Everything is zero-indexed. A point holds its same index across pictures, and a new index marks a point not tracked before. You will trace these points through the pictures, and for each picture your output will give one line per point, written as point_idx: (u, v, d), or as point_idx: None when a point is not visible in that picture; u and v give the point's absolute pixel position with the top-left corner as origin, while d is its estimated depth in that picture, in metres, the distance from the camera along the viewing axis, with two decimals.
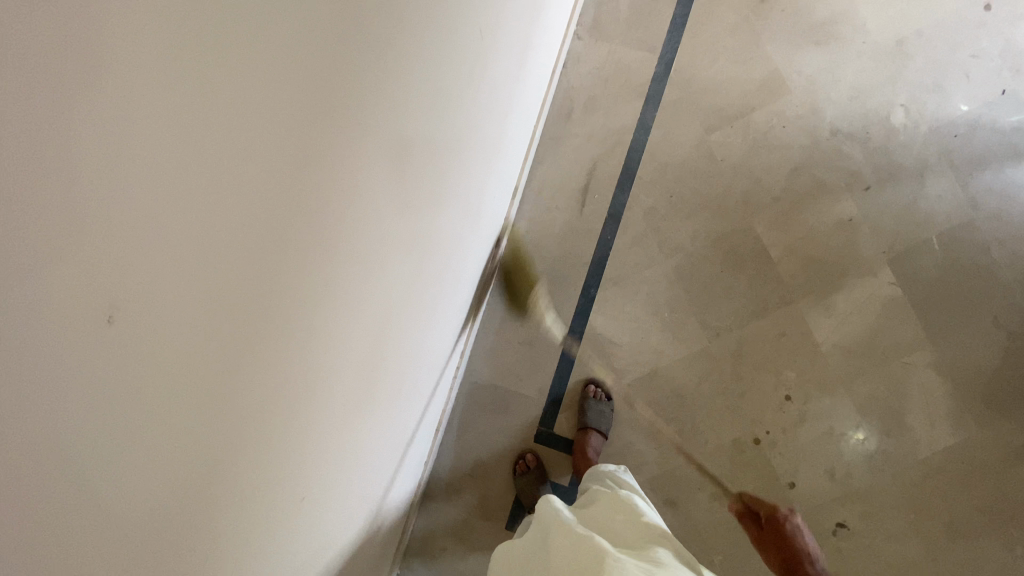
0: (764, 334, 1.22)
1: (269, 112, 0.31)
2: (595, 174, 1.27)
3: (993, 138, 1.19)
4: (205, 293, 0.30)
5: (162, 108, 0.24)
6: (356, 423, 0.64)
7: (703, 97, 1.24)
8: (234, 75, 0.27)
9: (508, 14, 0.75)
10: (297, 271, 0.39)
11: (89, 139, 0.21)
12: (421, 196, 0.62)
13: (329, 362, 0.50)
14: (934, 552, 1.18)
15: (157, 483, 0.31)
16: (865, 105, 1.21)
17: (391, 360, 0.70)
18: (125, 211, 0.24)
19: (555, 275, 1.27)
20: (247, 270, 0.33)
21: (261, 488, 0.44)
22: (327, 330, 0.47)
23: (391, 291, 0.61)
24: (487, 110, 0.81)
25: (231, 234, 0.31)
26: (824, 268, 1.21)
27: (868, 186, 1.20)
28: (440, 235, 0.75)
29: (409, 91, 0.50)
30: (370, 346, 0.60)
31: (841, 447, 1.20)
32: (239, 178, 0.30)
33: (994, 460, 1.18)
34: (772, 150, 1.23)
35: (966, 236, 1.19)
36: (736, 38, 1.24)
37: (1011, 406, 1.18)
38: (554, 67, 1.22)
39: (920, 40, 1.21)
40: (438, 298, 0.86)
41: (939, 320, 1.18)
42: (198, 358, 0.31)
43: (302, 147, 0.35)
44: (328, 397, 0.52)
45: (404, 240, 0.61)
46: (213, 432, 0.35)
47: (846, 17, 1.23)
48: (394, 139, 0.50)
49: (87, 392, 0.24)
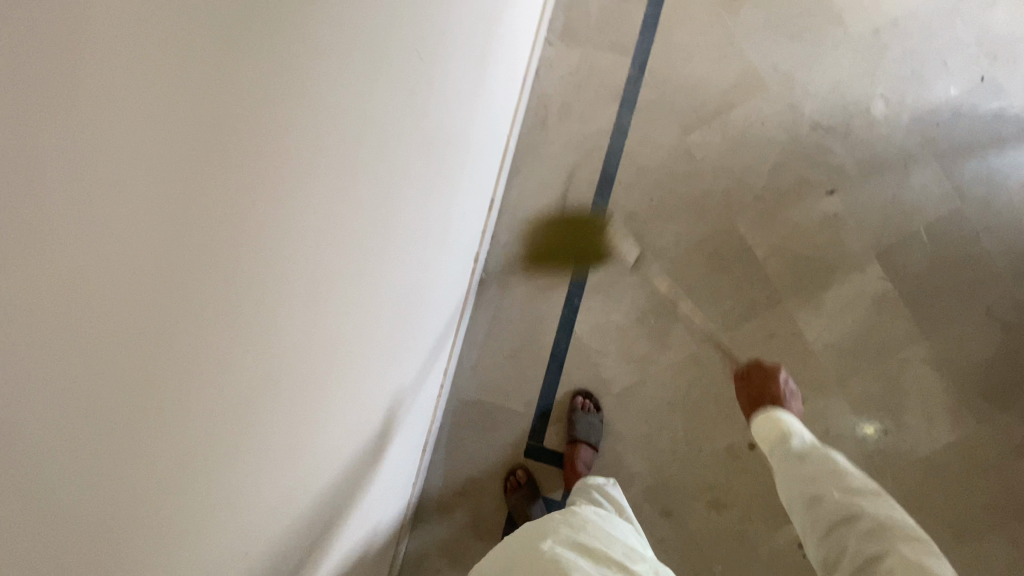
0: (754, 336, 1.19)
1: (205, 122, 0.31)
2: (573, 181, 1.24)
3: (976, 125, 1.17)
4: (132, 301, 0.30)
5: (102, 118, 0.25)
6: (321, 444, 0.61)
7: (679, 98, 1.22)
8: (177, 89, 0.29)
9: (466, 15, 0.73)
10: (229, 280, 0.38)
11: (33, 143, 0.23)
12: (379, 206, 0.60)
13: (277, 379, 0.48)
14: (939, 553, 1.14)
15: (80, 495, 0.30)
16: (843, 97, 1.19)
17: (360, 377, 0.68)
18: (65, 202, 0.25)
19: (537, 285, 1.24)
20: (172, 281, 0.32)
21: (213, 506, 0.43)
22: (270, 345, 0.45)
23: (350, 305, 0.59)
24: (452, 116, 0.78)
25: (158, 241, 0.30)
26: (811, 265, 1.18)
27: (852, 180, 1.18)
28: (407, 250, 0.72)
29: (350, 99, 0.48)
30: (330, 363, 0.58)
31: (838, 448, 1.17)
32: (174, 185, 0.30)
33: (996, 455, 1.15)
34: (752, 148, 1.20)
35: (954, 226, 1.16)
36: (709, 36, 1.22)
37: (1009, 398, 1.15)
38: (526, 73, 1.20)
39: (896, 29, 1.19)
40: (413, 310, 0.83)
41: (931, 314, 1.16)
42: (129, 366, 0.31)
43: (235, 152, 0.35)
44: (279, 416, 0.50)
45: (364, 260, 0.59)
46: (143, 444, 0.34)
47: (820, 9, 1.21)
48: (337, 148, 0.48)
49: (12, 396, 0.25)
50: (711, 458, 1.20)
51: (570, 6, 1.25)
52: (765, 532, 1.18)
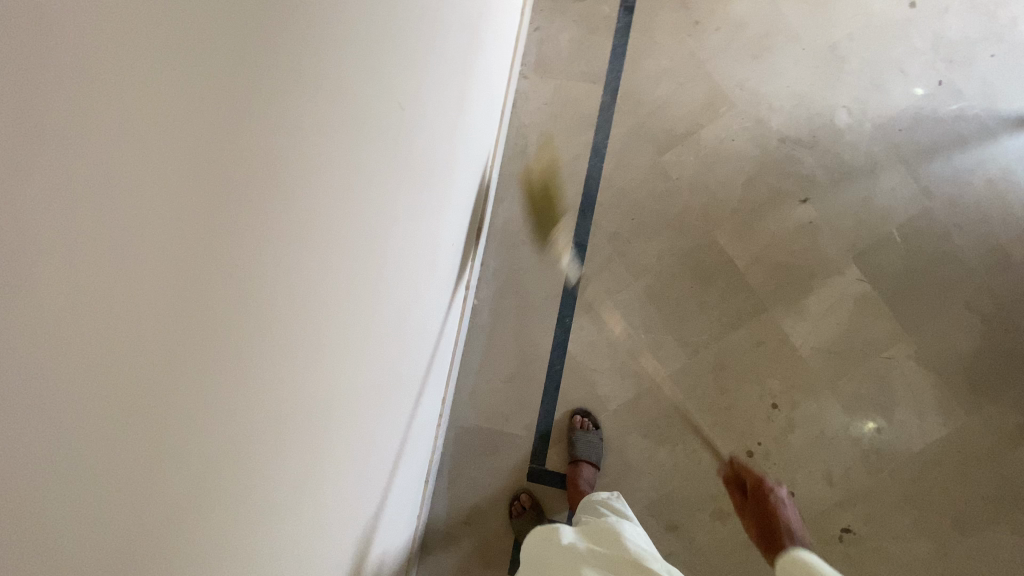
0: (742, 345, 1.22)
1: (233, 110, 0.31)
2: (555, 206, 1.28)
3: (936, 128, 1.22)
4: (169, 298, 0.29)
5: (135, 99, 0.24)
6: (334, 464, 0.62)
7: (652, 120, 1.27)
8: (204, 70, 0.28)
9: (448, 45, 0.76)
10: (255, 285, 0.37)
11: (74, 121, 0.22)
12: (378, 228, 0.62)
13: (298, 394, 0.48)
14: (943, 547, 1.15)
15: (124, 510, 0.29)
16: (808, 110, 1.24)
17: (365, 397, 0.68)
18: (103, 194, 0.24)
19: (528, 309, 1.27)
20: (205, 278, 0.32)
21: (245, 509, 0.43)
22: (292, 360, 0.46)
23: (356, 324, 0.60)
24: (439, 142, 0.81)
25: (191, 235, 0.30)
26: (792, 272, 1.21)
27: (823, 187, 1.22)
28: (401, 271, 0.74)
29: (354, 121, 0.50)
30: (341, 379, 0.58)
31: (834, 450, 1.18)
32: (203, 172, 0.30)
33: (989, 445, 1.17)
34: (726, 164, 1.25)
35: (926, 225, 1.20)
36: (676, 60, 1.28)
37: (996, 389, 1.18)
38: (505, 106, 1.25)
39: (852, 43, 1.25)
40: (410, 330, 0.85)
41: (912, 311, 1.19)
42: (167, 367, 0.30)
43: (259, 147, 0.35)
44: (301, 432, 0.50)
45: (365, 267, 0.59)
46: (179, 455, 0.32)
47: (778, 29, 1.27)
48: (343, 169, 0.49)
49: (57, 403, 0.23)
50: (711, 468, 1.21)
51: (541, 41, 1.31)
52: None
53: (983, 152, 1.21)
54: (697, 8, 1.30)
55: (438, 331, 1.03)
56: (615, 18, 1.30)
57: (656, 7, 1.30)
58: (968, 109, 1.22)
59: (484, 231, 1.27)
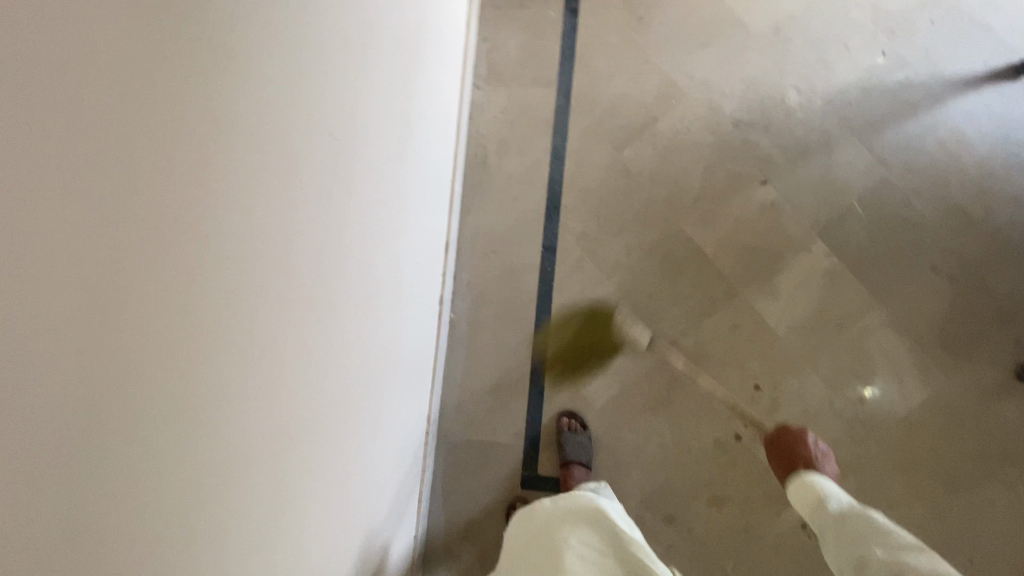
0: (719, 330, 1.23)
1: (174, 99, 0.33)
2: (522, 212, 1.29)
3: (884, 98, 1.24)
4: (128, 275, 0.31)
5: (83, 85, 0.27)
6: (319, 469, 0.61)
7: (608, 118, 1.29)
8: (145, 61, 0.31)
9: (386, 45, 0.76)
10: (206, 274, 0.38)
11: (31, 99, 0.24)
12: (333, 228, 0.61)
13: (266, 393, 0.48)
14: (937, 509, 1.16)
15: (102, 478, 0.30)
16: (758, 92, 1.26)
17: (342, 402, 0.67)
18: (62, 170, 0.26)
19: (506, 317, 1.27)
20: (159, 260, 0.33)
21: (222, 510, 0.42)
22: (253, 358, 0.45)
23: (320, 327, 0.59)
24: (390, 143, 0.81)
25: (143, 216, 0.32)
26: (760, 253, 1.23)
27: (781, 167, 1.24)
28: (364, 274, 0.73)
29: (291, 120, 0.50)
30: (313, 382, 0.58)
31: (820, 424, 1.19)
32: (151, 158, 0.32)
33: (970, 403, 1.18)
34: (684, 153, 1.26)
35: (885, 194, 1.22)
36: (624, 57, 1.30)
37: (970, 347, 1.19)
38: (461, 117, 1.25)
39: (795, 22, 1.27)
40: (382, 333, 0.84)
41: (881, 279, 1.20)
42: (132, 343, 0.31)
43: (202, 134, 0.36)
44: (274, 431, 0.50)
45: (324, 265, 0.59)
46: (151, 433, 0.33)
47: (722, 16, 1.29)
48: (284, 167, 0.49)
49: (32, 364, 0.25)
50: (702, 456, 1.21)
51: (491, 50, 1.32)
52: (768, 519, 1.19)
53: (933, 116, 1.24)
54: (641, 3, 1.31)
55: (414, 326, 1.02)
56: (562, 21, 1.32)
57: (600, 7, 1.32)
58: (913, 76, 1.24)
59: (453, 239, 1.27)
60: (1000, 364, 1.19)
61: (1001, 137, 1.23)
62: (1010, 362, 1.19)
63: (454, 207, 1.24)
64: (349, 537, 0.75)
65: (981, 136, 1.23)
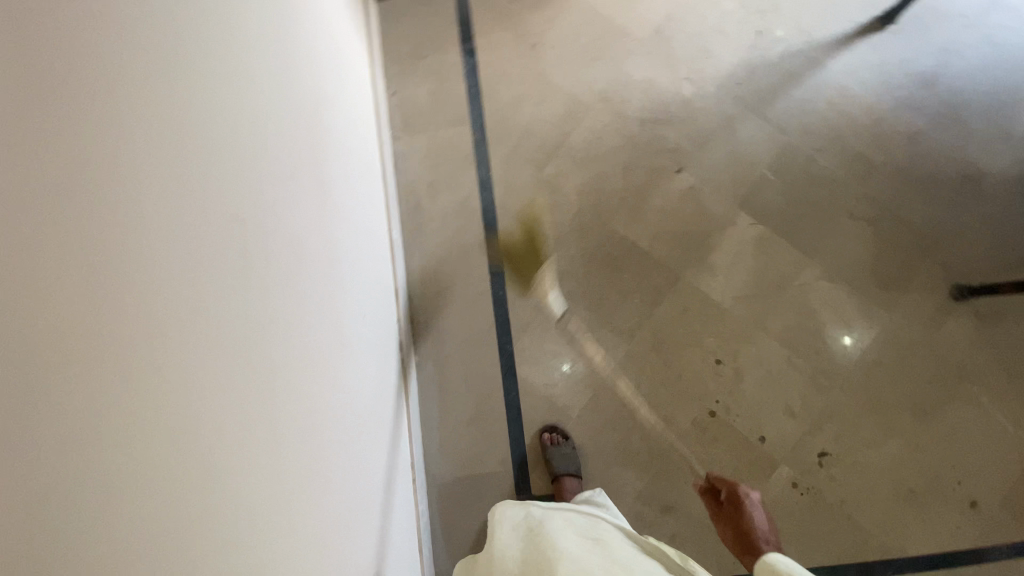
0: (671, 316, 1.28)
1: (92, 100, 0.36)
2: (464, 244, 1.34)
3: (769, 71, 1.34)
4: (68, 258, 0.32)
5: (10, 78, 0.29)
6: (290, 465, 0.59)
7: (524, 141, 1.36)
8: (62, 63, 0.33)
9: (287, 55, 0.78)
10: (141, 260, 0.39)
11: None
12: (265, 223, 0.61)
13: (218, 371, 0.47)
14: (913, 439, 1.21)
15: (61, 448, 0.30)
16: (656, 89, 1.35)
17: (304, 400, 0.66)
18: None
19: (469, 348, 1.30)
20: (93, 247, 0.34)
21: (190, 484, 0.40)
22: (201, 340, 0.45)
23: (268, 321, 0.59)
24: (310, 153, 0.82)
25: (75, 203, 0.33)
26: (691, 236, 1.30)
27: (692, 153, 1.32)
28: (306, 275, 0.73)
29: (203, 115, 0.50)
30: (267, 372, 0.57)
31: (785, 384, 1.24)
32: (77, 152, 0.34)
33: (919, 331, 1.25)
34: (601, 159, 1.34)
35: (791, 157, 1.31)
36: (527, 83, 1.38)
37: (904, 279, 1.26)
38: (385, 166, 1.30)
39: (674, 20, 1.37)
40: (337, 341, 0.84)
41: (808, 235, 1.28)
42: (81, 325, 0.32)
43: (121, 128, 0.38)
44: (233, 414, 0.48)
45: (261, 258, 0.59)
46: (107, 412, 0.33)
47: (607, 28, 1.38)
48: (205, 158, 0.49)
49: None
50: (684, 440, 1.24)
51: (402, 101, 1.39)
52: (762, 488, 1.21)
53: (817, 78, 1.34)
54: (532, 31, 1.40)
55: (374, 329, 1.06)
56: (463, 62, 1.40)
57: (495, 42, 1.40)
58: (790, 46, 1.35)
59: (403, 281, 1.30)
60: (936, 288, 1.25)
61: (882, 83, 1.34)
62: (944, 285, 1.26)
63: (395, 251, 1.28)
64: (340, 550, 0.72)
65: (863, 86, 1.34)
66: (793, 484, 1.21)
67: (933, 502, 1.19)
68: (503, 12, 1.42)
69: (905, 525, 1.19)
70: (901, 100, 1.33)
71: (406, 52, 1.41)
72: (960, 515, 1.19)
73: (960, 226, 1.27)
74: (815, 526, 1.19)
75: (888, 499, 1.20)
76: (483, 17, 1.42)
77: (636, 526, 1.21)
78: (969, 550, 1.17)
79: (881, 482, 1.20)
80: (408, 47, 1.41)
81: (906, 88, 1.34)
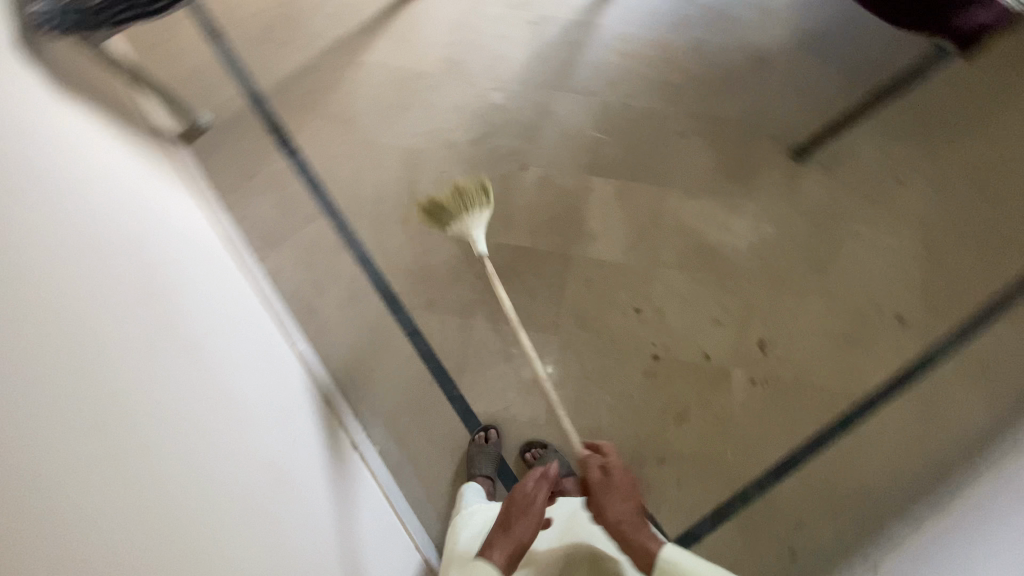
0: (580, 291, 1.36)
1: None
2: (370, 321, 1.35)
3: (557, 50, 1.48)
4: None
5: None
6: (173, 540, 0.57)
7: (380, 205, 1.41)
8: None
9: (79, 169, 0.78)
10: None
11: None
12: (86, 310, 0.60)
13: (42, 448, 0.45)
14: (823, 291, 1.34)
15: None
16: (472, 109, 1.45)
17: (190, 475, 0.65)
18: None
19: (421, 411, 1.32)
20: None
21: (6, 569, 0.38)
22: (10, 422, 0.43)
23: (120, 402, 0.58)
24: (142, 255, 0.82)
25: None
26: (562, 217, 1.40)
27: (528, 147, 1.43)
28: (165, 359, 0.72)
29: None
30: (122, 451, 0.55)
31: (702, 302, 1.35)
32: None
33: (783, 201, 1.38)
34: (455, 188, 1.41)
35: (609, 113, 1.44)
36: (358, 154, 1.44)
37: (748, 166, 1.40)
38: (258, 285, 1.30)
39: (458, 47, 1.49)
40: (228, 416, 0.82)
41: (655, 170, 1.41)
42: None
43: None
44: (73, 494, 0.47)
45: (92, 343, 0.58)
46: None
47: (405, 78, 1.48)
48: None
49: None
50: (644, 392, 1.32)
51: (252, 223, 1.40)
52: (727, 397, 1.31)
53: (598, 37, 1.48)
54: (341, 108, 1.47)
55: (272, 398, 1.02)
56: (292, 162, 1.44)
57: (312, 131, 1.45)
58: (564, 23, 1.49)
59: (329, 380, 1.30)
60: (775, 161, 1.41)
61: (651, 15, 1.49)
62: (780, 155, 1.41)
63: (304, 357, 1.27)
64: None
65: (637, 26, 1.49)
66: (749, 380, 1.32)
67: (867, 335, 1.33)
68: (307, 103, 1.47)
69: (854, 365, 1.31)
70: (672, 22, 1.49)
71: (234, 177, 1.43)
72: (892, 334, 1.33)
73: (767, 102, 1.43)
74: (782, 404, 1.31)
75: (832, 351, 1.32)
76: (291, 114, 1.47)
77: (642, 485, 1.29)
78: (911, 359, 1.31)
79: (818, 341, 1.33)
80: (234, 173, 1.43)
81: (671, 11, 1.50)
